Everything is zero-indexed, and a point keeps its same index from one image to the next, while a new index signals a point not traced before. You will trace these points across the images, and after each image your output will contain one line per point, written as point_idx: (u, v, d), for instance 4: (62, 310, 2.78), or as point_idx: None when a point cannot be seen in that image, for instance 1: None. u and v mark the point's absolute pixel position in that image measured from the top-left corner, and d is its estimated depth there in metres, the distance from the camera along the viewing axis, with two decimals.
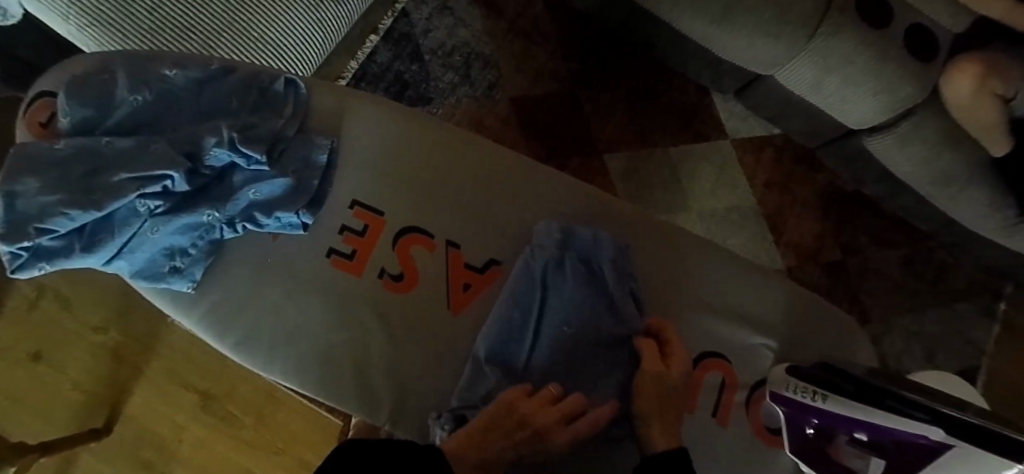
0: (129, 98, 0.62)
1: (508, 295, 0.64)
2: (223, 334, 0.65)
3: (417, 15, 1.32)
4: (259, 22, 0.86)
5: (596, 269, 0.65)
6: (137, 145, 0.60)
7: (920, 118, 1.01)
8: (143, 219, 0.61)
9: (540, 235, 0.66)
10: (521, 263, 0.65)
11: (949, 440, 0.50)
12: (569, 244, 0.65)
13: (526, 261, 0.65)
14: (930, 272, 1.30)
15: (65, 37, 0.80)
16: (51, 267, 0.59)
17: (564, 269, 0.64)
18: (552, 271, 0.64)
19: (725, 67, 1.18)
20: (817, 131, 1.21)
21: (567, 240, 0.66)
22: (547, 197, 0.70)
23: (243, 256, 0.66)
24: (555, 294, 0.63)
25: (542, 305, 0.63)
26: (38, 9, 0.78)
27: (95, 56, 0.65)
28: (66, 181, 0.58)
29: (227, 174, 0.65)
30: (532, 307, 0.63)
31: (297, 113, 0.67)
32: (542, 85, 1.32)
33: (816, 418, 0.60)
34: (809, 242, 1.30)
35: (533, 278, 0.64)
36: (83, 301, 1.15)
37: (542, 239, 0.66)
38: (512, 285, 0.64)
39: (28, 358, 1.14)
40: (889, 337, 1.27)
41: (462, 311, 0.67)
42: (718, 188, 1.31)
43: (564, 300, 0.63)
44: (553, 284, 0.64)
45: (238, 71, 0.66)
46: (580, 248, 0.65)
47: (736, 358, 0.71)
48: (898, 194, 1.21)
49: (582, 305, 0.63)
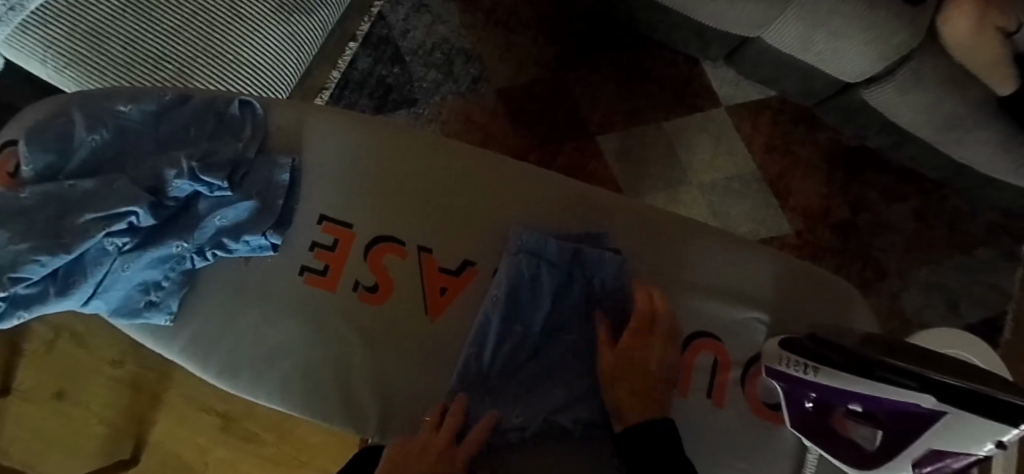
0: (88, 139, 0.62)
1: (491, 307, 0.64)
2: (204, 362, 0.66)
3: (395, 16, 1.31)
4: (231, 44, 0.84)
5: (579, 270, 0.65)
6: (100, 185, 0.60)
7: (918, 64, 0.96)
8: (113, 257, 0.61)
9: (518, 240, 0.66)
10: (505, 271, 0.64)
11: (942, 406, 0.48)
12: (543, 242, 0.65)
13: (508, 271, 0.64)
14: (946, 222, 1.25)
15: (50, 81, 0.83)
16: (29, 314, 0.60)
17: (543, 272, 0.64)
18: (535, 279, 0.64)
19: (710, 34, 1.15)
20: (812, 88, 1.17)
21: (547, 245, 0.64)
22: (515, 193, 0.69)
23: (217, 282, 0.67)
24: (540, 303, 0.64)
25: (530, 316, 0.64)
26: (19, 56, 0.80)
27: (57, 99, 0.66)
28: (33, 229, 0.58)
29: (192, 203, 0.64)
30: (517, 318, 0.63)
31: (255, 135, 0.67)
32: (526, 72, 1.30)
33: (813, 392, 0.58)
34: (816, 203, 1.26)
35: (518, 287, 0.64)
36: (97, 335, 1.17)
37: (520, 241, 0.65)
38: (492, 294, 0.64)
39: (53, 396, 1.16)
40: (908, 291, 1.23)
41: (440, 315, 0.66)
42: (717, 158, 1.28)
43: (551, 308, 0.64)
44: (537, 293, 0.64)
45: (193, 99, 0.66)
46: (551, 243, 0.64)
47: (728, 337, 0.69)
48: (904, 144, 1.16)
49: (562, 307, 0.65)
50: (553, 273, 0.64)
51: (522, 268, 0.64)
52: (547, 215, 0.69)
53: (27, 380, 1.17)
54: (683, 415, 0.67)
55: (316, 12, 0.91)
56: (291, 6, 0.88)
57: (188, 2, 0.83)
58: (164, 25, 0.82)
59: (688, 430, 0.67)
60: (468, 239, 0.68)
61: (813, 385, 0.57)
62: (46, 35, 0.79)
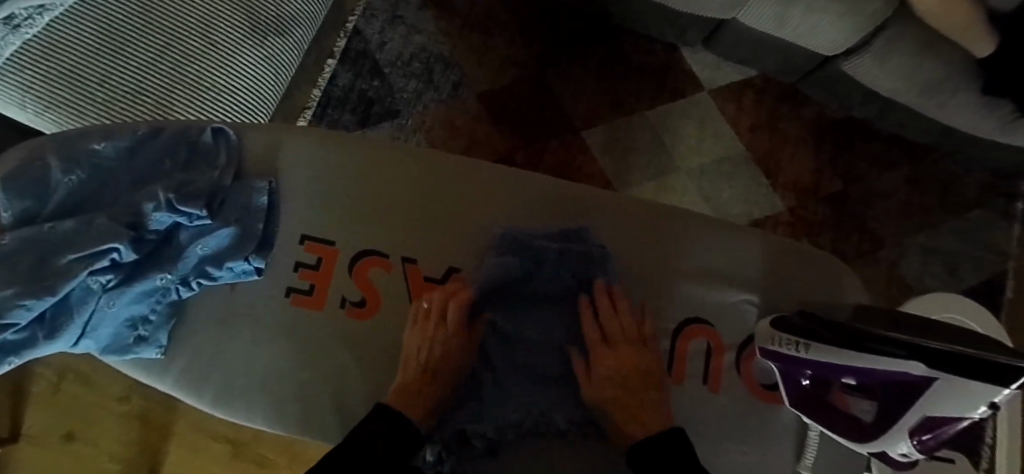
0: (64, 181, 0.63)
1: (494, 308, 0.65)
2: (197, 391, 0.66)
3: (370, 30, 1.31)
4: (207, 71, 0.84)
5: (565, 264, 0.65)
6: (79, 225, 0.60)
7: (894, 32, 0.96)
8: (98, 295, 0.61)
9: (507, 243, 0.66)
10: (489, 271, 0.64)
11: (931, 373, 0.48)
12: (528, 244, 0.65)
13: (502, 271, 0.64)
14: (938, 185, 1.25)
15: (31, 124, 0.83)
16: (20, 359, 0.60)
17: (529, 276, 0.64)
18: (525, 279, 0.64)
19: (686, 19, 1.15)
20: (793, 64, 1.16)
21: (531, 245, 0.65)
22: (495, 198, 0.70)
23: (205, 311, 0.67)
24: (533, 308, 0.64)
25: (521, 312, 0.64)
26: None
27: (31, 142, 0.66)
28: (17, 275, 0.58)
29: (173, 234, 0.65)
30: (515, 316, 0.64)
31: (231, 161, 0.67)
32: (506, 74, 1.30)
33: (808, 369, 0.58)
34: (806, 178, 1.26)
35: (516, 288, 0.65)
36: (101, 374, 1.17)
37: (505, 246, 0.66)
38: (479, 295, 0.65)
39: (62, 438, 1.16)
40: (907, 259, 1.23)
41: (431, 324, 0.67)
42: (703, 141, 1.27)
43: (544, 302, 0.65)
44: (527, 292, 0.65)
45: (165, 131, 0.66)
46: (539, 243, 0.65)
47: (720, 321, 0.69)
48: (889, 112, 1.16)
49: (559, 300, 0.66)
50: (542, 274, 0.65)
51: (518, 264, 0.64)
52: (529, 216, 0.70)
53: (34, 422, 1.16)
54: (681, 404, 0.67)
55: (289, 32, 0.91)
56: (264, 29, 0.89)
57: (160, 34, 0.84)
58: (139, 59, 0.82)
59: (687, 417, 0.67)
60: (453, 247, 0.68)
61: (806, 362, 0.57)
62: (23, 79, 0.80)
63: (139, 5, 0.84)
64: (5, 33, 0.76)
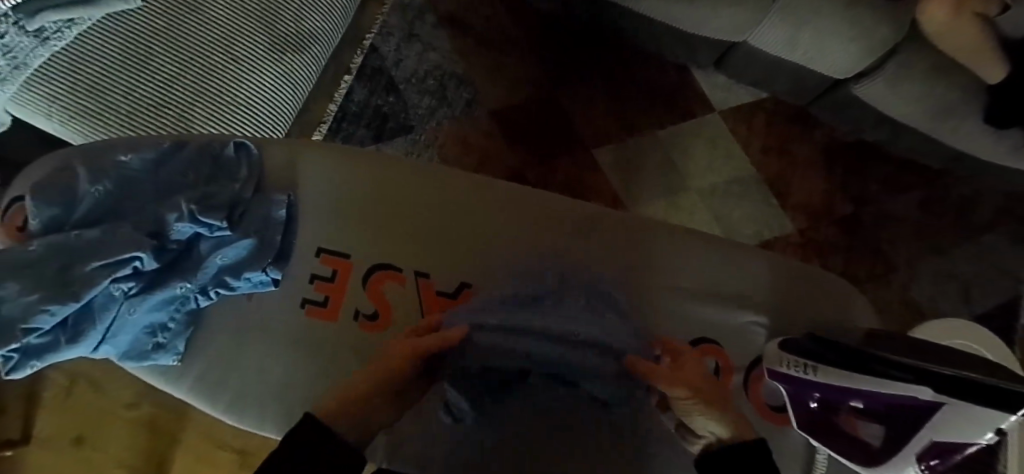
0: (91, 190, 0.64)
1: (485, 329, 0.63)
2: (212, 399, 0.67)
3: (387, 47, 1.33)
4: (228, 85, 0.86)
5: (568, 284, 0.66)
6: (103, 234, 0.62)
7: (905, 57, 0.98)
8: (119, 302, 0.63)
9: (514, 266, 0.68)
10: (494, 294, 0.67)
11: (939, 398, 0.49)
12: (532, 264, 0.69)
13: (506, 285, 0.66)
14: (951, 209, 1.25)
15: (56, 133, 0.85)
16: (42, 363, 0.62)
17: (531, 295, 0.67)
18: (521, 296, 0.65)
19: (697, 41, 1.17)
20: (804, 86, 1.18)
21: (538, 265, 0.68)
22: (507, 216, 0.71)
23: (222, 320, 0.69)
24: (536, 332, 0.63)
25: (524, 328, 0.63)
26: (25, 111, 0.83)
27: (60, 154, 0.68)
28: (43, 280, 0.60)
29: (194, 244, 0.66)
30: (513, 337, 0.62)
31: (252, 175, 0.69)
32: (519, 93, 1.32)
33: (817, 392, 0.57)
34: (816, 200, 1.27)
35: (523, 305, 0.65)
36: (113, 380, 1.19)
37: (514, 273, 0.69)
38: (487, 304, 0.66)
39: (72, 443, 1.18)
40: (920, 283, 1.23)
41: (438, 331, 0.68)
42: (713, 162, 1.29)
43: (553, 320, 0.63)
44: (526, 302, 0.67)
45: (190, 144, 0.68)
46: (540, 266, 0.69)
47: (727, 342, 0.70)
48: (899, 135, 1.17)
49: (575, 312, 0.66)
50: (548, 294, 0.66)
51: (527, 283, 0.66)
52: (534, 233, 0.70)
53: (45, 427, 1.18)
54: None
55: (307, 49, 0.94)
56: (284, 45, 0.92)
57: (184, 48, 0.86)
58: (162, 73, 0.84)
59: None
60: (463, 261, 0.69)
61: (814, 385, 0.57)
62: (51, 90, 0.82)
63: (163, 21, 0.87)
64: (34, 44, 0.78)
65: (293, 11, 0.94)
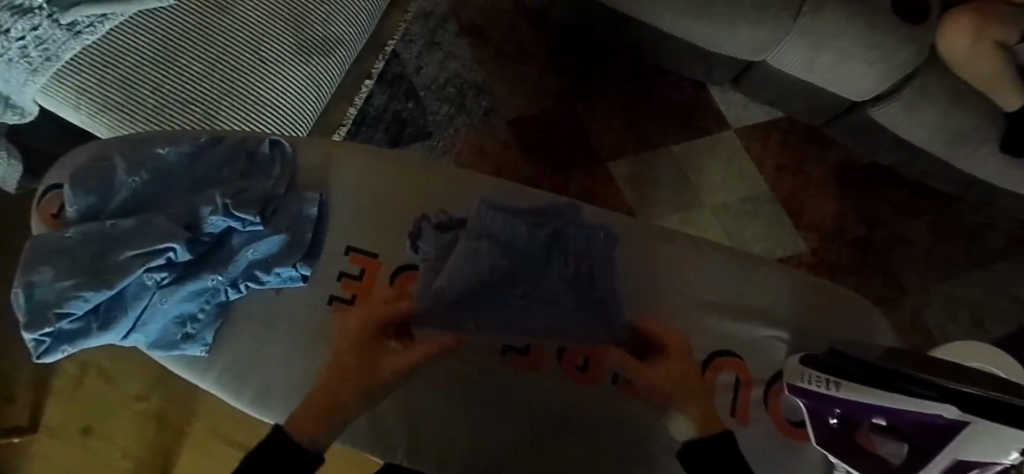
0: (128, 181, 0.65)
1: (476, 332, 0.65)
2: (237, 391, 0.68)
3: (408, 54, 1.35)
4: (254, 86, 0.88)
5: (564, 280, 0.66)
6: (139, 223, 0.63)
7: (922, 81, 1.01)
8: (152, 292, 0.64)
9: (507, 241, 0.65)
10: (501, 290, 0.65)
11: (963, 416, 0.48)
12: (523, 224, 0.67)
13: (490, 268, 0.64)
14: (962, 235, 1.26)
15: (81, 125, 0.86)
16: (73, 348, 0.63)
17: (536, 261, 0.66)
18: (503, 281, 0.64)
19: (716, 60, 1.18)
20: (820, 107, 1.19)
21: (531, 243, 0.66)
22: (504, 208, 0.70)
23: (250, 314, 0.70)
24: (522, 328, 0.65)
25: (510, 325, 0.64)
26: (53, 102, 0.83)
27: (99, 144, 0.70)
28: (79, 266, 0.61)
29: (226, 238, 0.67)
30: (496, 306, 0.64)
31: (285, 172, 0.70)
32: (536, 103, 1.33)
33: (835, 407, 0.60)
34: (829, 221, 1.27)
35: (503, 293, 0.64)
36: (124, 371, 1.19)
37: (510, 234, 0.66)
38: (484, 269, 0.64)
39: (78, 432, 1.18)
40: (930, 308, 1.23)
41: None
42: (728, 179, 1.30)
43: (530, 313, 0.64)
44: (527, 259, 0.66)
45: (226, 140, 0.70)
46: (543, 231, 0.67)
47: (749, 355, 0.71)
48: (914, 159, 1.18)
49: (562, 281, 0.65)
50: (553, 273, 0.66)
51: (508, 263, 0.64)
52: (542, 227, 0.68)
53: (53, 416, 1.18)
54: None
55: (332, 53, 0.96)
56: (310, 48, 0.93)
57: (214, 47, 0.88)
58: (190, 71, 0.86)
59: None
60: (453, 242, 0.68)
61: (833, 400, 0.59)
62: (81, 81, 0.83)
63: (192, 19, 0.88)
64: (67, 37, 0.80)
65: (320, 15, 0.95)
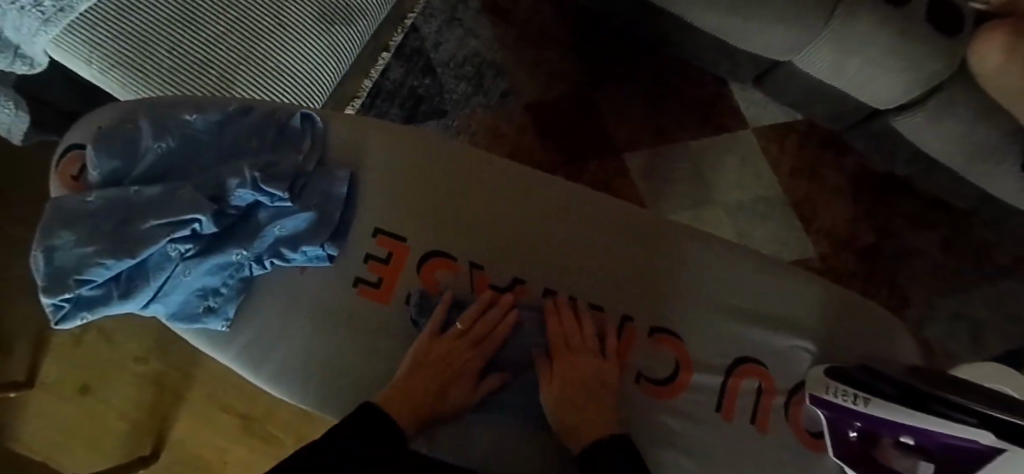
0: (154, 146, 0.63)
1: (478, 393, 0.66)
2: (258, 368, 0.68)
3: (428, 28, 1.32)
4: (272, 52, 0.85)
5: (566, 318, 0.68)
6: (164, 192, 0.61)
7: (949, 94, 1.00)
8: (175, 263, 0.62)
9: (555, 309, 0.68)
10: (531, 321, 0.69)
11: (1000, 443, 0.49)
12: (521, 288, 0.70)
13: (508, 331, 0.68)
14: (972, 250, 1.26)
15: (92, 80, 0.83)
16: (92, 315, 0.61)
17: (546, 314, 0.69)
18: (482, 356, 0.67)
19: (741, 57, 1.16)
20: (842, 112, 1.18)
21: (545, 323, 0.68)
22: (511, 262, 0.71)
23: (274, 291, 0.69)
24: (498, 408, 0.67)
25: None
26: (64, 56, 0.81)
27: (124, 105, 0.67)
28: (100, 232, 0.59)
29: (253, 212, 0.66)
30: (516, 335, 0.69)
31: (315, 145, 0.69)
32: (554, 89, 1.31)
33: (859, 421, 0.60)
34: (840, 227, 1.27)
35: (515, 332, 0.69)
36: (123, 333, 1.18)
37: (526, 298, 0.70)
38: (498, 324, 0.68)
39: (76, 390, 1.17)
40: (930, 321, 1.24)
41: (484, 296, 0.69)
42: (743, 178, 1.29)
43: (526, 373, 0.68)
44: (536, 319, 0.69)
45: (255, 110, 0.68)
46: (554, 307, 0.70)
47: (774, 364, 0.71)
48: (930, 172, 1.17)
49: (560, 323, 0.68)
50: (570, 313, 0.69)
51: (541, 342, 0.69)
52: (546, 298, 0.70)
53: (51, 373, 1.16)
54: (734, 440, 0.69)
55: (353, 22, 0.93)
56: (331, 16, 0.90)
57: (233, 9, 0.85)
58: (208, 32, 0.83)
59: (734, 456, 0.69)
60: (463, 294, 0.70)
61: (859, 415, 0.59)
62: (93, 36, 0.80)
63: None
64: None
65: None
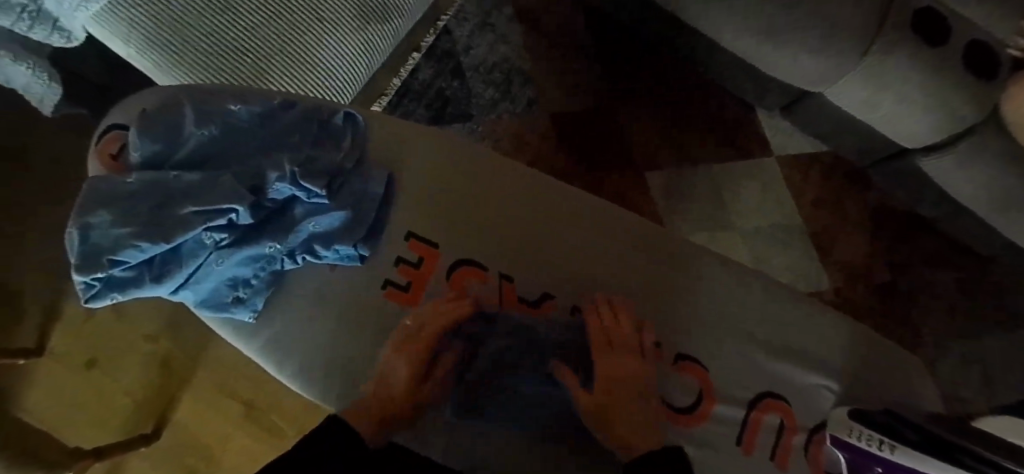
0: (197, 133, 0.63)
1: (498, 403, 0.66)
2: (281, 361, 0.69)
3: (460, 32, 1.32)
4: (306, 45, 0.85)
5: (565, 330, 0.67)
6: (205, 179, 0.61)
7: (981, 138, 0.99)
8: (208, 251, 0.62)
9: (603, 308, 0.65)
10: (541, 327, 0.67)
11: None
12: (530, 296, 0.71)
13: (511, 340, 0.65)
14: (990, 297, 1.24)
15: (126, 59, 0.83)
16: (122, 296, 0.61)
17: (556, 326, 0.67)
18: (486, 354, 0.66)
19: (772, 84, 1.16)
20: (869, 148, 1.17)
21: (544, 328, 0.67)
22: (535, 272, 0.72)
23: (303, 286, 0.69)
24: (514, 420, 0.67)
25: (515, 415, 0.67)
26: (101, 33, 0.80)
27: (167, 89, 0.68)
28: (137, 214, 0.59)
29: (290, 206, 0.66)
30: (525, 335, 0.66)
31: (355, 144, 0.69)
32: (581, 101, 1.31)
33: (880, 467, 0.58)
34: (858, 262, 1.26)
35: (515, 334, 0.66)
36: (135, 309, 1.18)
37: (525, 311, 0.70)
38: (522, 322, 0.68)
39: (83, 363, 1.16)
40: (943, 365, 1.22)
41: (509, 305, 0.70)
42: (764, 206, 1.28)
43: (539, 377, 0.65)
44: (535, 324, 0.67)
45: (298, 105, 0.68)
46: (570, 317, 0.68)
47: (796, 400, 0.71)
48: (953, 214, 1.16)
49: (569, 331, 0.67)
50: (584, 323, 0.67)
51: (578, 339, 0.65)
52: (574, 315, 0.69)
53: (61, 343, 1.15)
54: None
55: (388, 20, 0.93)
56: (368, 13, 0.91)
57: None
58: (245, 20, 0.83)
59: None
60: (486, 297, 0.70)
61: (881, 460, 0.58)
62: (129, 15, 0.79)
63: None
64: None
65: None
